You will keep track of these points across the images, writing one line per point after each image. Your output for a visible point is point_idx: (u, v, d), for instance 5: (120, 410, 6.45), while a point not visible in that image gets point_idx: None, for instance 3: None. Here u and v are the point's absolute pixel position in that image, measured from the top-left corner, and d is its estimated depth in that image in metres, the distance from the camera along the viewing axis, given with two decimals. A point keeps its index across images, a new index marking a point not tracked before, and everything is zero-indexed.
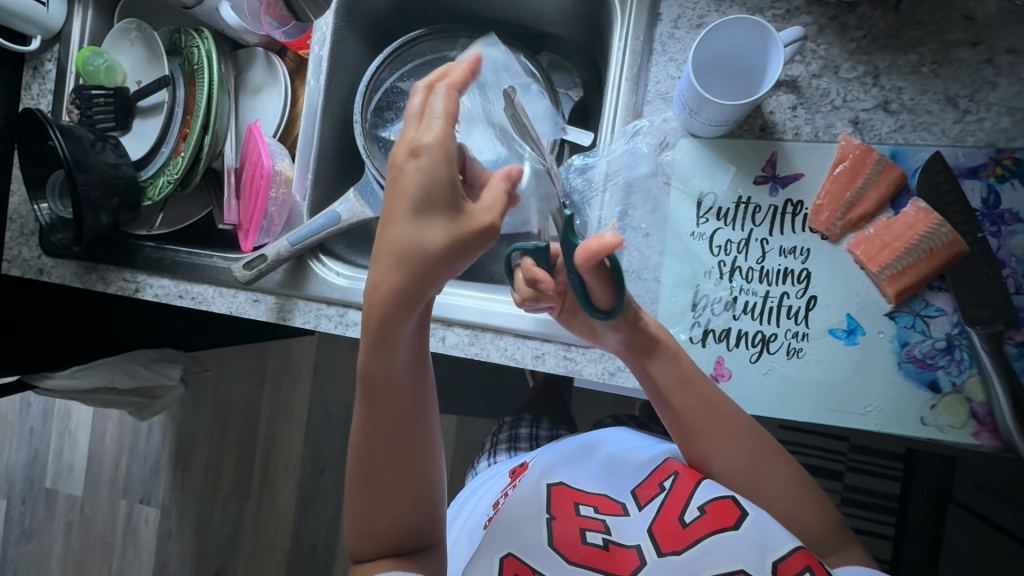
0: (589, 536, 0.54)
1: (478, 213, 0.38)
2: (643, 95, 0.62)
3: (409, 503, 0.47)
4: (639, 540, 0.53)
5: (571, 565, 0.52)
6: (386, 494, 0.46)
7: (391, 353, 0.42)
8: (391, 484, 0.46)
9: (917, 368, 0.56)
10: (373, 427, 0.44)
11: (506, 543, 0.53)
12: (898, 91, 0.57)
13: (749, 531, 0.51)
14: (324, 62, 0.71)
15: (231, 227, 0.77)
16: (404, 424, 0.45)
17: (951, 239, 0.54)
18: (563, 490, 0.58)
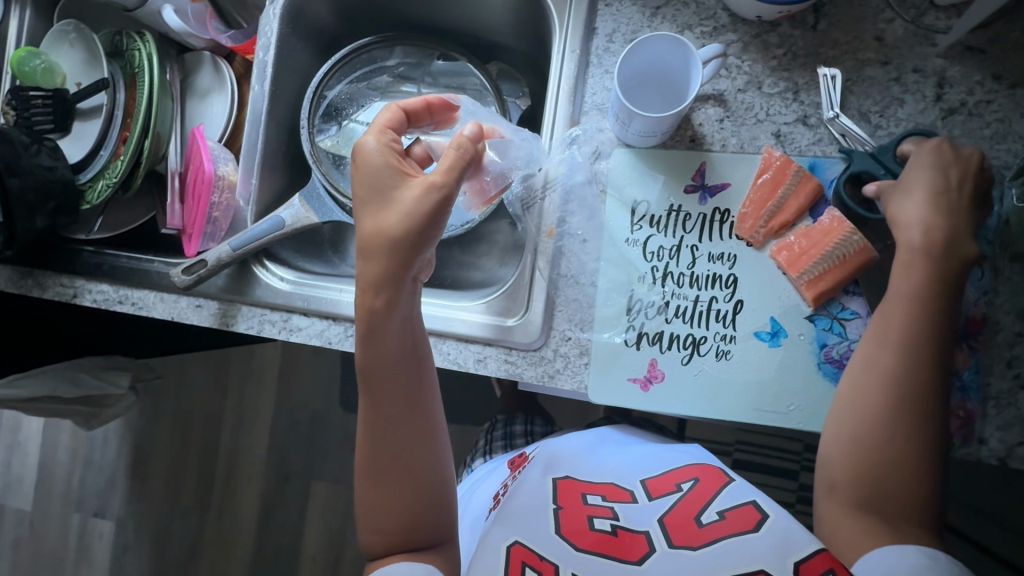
0: (597, 523, 0.56)
1: (416, 186, 0.50)
2: (580, 106, 0.64)
3: (404, 480, 0.54)
4: (649, 527, 0.55)
5: (579, 553, 0.53)
6: (387, 471, 0.54)
7: (383, 341, 0.52)
8: (392, 455, 0.54)
9: (835, 368, 0.59)
10: (378, 406, 0.54)
11: (512, 531, 0.55)
12: (816, 106, 0.60)
13: (770, 533, 0.52)
14: (269, 67, 0.71)
15: (174, 231, 0.76)
16: (400, 401, 0.54)
17: (862, 246, 0.57)
18: (569, 484, 0.61)
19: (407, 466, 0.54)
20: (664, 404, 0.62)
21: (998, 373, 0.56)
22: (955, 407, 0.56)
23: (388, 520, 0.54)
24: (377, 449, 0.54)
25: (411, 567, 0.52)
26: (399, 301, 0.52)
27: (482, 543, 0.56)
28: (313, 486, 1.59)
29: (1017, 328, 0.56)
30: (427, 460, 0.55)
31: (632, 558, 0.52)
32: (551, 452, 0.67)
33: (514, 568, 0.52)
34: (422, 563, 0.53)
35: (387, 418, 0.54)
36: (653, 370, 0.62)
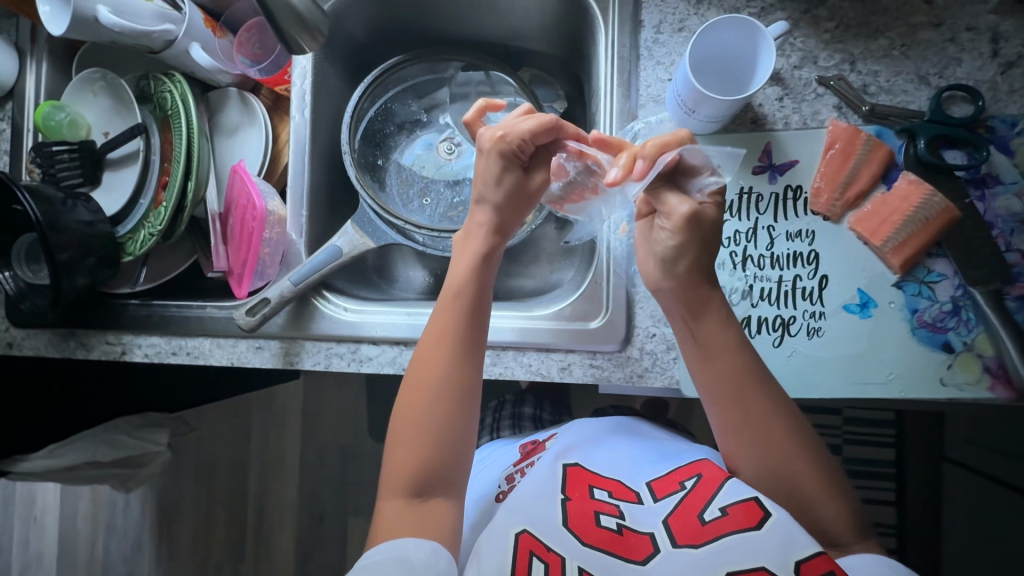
0: (603, 520, 0.54)
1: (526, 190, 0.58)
2: (636, 99, 0.64)
3: (459, 409, 0.55)
4: (654, 528, 0.53)
5: (584, 547, 0.52)
6: (439, 395, 0.55)
7: (469, 265, 0.57)
8: (445, 377, 0.55)
9: (929, 332, 0.58)
10: (438, 326, 0.56)
11: (521, 519, 0.54)
12: (874, 75, 0.60)
13: (773, 532, 0.48)
14: (309, 94, 0.69)
15: (221, 274, 0.73)
16: (459, 325, 0.56)
17: (944, 207, 0.57)
18: (579, 473, 0.59)
19: (460, 393, 0.55)
20: None
21: None
22: None
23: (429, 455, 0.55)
24: (431, 374, 0.55)
25: (416, 545, 0.51)
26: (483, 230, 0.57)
27: (491, 530, 0.55)
28: (351, 523, 1.55)
29: None
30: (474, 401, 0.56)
31: (635, 558, 0.51)
32: (569, 438, 0.65)
33: (521, 557, 0.51)
34: (428, 541, 0.52)
35: (450, 342, 0.55)
36: None
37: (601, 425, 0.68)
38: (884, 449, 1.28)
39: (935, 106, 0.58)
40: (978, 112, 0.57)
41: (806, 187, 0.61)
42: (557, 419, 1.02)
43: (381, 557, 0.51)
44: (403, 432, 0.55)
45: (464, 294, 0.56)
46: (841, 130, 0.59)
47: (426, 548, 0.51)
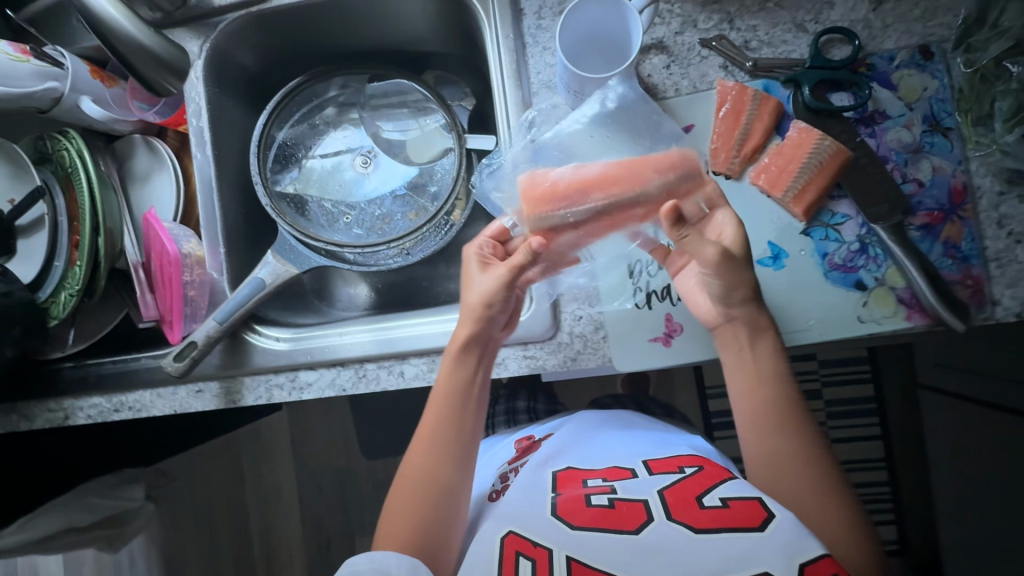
0: (595, 500, 0.58)
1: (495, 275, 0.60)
2: (529, 88, 0.64)
3: (439, 502, 0.60)
4: (647, 497, 0.57)
5: (575, 531, 0.55)
6: (430, 470, 0.61)
7: (451, 378, 0.61)
8: (432, 476, 0.61)
9: (842, 274, 0.59)
10: (426, 433, 0.62)
11: (506, 523, 0.58)
12: (754, 30, 0.61)
13: (776, 533, 0.50)
14: (207, 132, 0.69)
15: (154, 323, 0.73)
16: (441, 431, 0.62)
17: (836, 150, 0.58)
18: (571, 474, 0.64)
19: (447, 484, 0.61)
20: (690, 354, 0.62)
21: (993, 235, 0.57)
22: (963, 278, 0.58)
23: (413, 534, 0.59)
24: (418, 467, 0.62)
25: (399, 561, 0.56)
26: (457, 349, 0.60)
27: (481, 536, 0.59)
28: (360, 543, 1.56)
29: (1000, 186, 0.57)
30: (459, 493, 0.62)
31: (628, 528, 0.54)
32: (560, 447, 0.70)
33: (508, 558, 0.54)
34: (410, 559, 0.57)
35: (436, 445, 0.62)
36: (671, 324, 0.62)
37: (602, 421, 0.76)
38: (861, 386, 1.30)
39: (813, 52, 0.59)
40: (856, 52, 0.58)
41: (705, 149, 0.61)
42: (551, 408, 1.04)
43: (364, 570, 0.55)
44: (401, 485, 0.62)
45: (446, 403, 0.61)
46: (730, 90, 0.60)
47: (407, 563, 0.56)
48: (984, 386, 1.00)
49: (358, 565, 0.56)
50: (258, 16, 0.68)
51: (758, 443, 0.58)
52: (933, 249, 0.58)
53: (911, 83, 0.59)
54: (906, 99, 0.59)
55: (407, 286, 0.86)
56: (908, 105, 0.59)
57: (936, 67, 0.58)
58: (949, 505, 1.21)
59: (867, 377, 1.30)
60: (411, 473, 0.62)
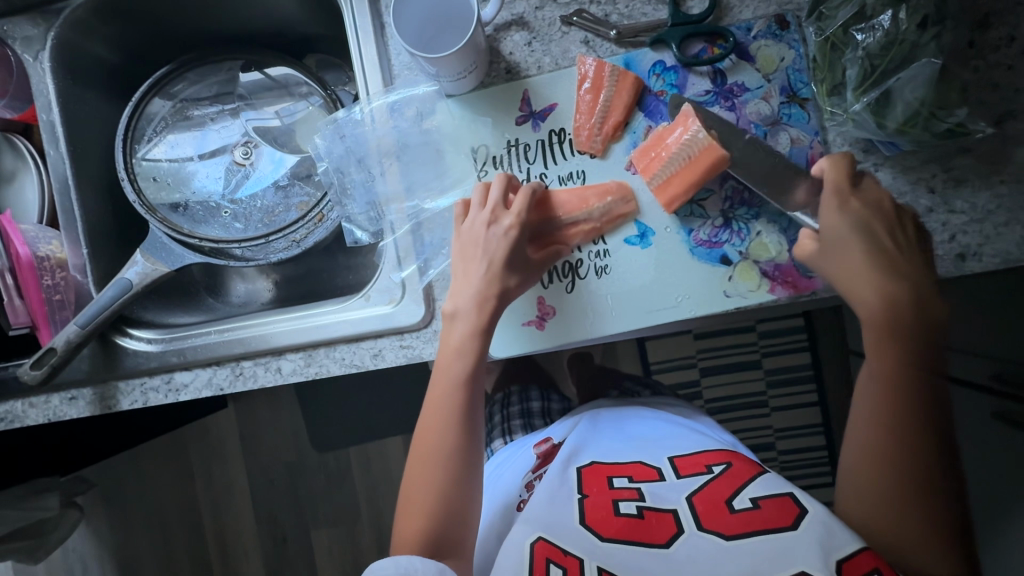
0: (623, 507, 0.57)
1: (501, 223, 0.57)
2: (390, 70, 0.62)
3: (459, 488, 0.56)
4: (676, 505, 0.56)
5: (604, 542, 0.54)
6: (439, 450, 0.56)
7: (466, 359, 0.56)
8: (432, 473, 0.56)
9: (707, 249, 0.59)
10: (436, 412, 0.58)
11: (535, 529, 0.56)
12: (613, 3, 0.59)
13: (809, 531, 0.49)
14: (59, 127, 0.65)
15: (27, 330, 0.69)
16: (446, 422, 0.56)
17: (709, 134, 0.56)
18: (594, 472, 0.63)
19: (462, 475, 0.56)
20: (564, 335, 0.61)
21: None
22: None
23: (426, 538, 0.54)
24: (428, 464, 0.57)
25: (424, 563, 0.51)
26: (460, 322, 0.57)
27: (509, 543, 0.57)
28: (316, 536, 1.43)
29: (856, 155, 0.58)
30: (475, 473, 0.57)
31: (659, 541, 0.54)
32: (577, 444, 0.68)
33: (538, 565, 0.53)
34: (436, 561, 0.52)
35: (446, 421, 0.57)
36: (544, 307, 0.61)
37: (624, 418, 0.74)
38: (799, 354, 1.28)
39: (672, 10, 0.58)
40: (711, 4, 0.57)
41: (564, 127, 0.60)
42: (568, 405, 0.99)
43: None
44: (415, 469, 0.57)
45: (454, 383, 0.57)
46: (596, 64, 0.58)
47: (434, 565, 0.51)
48: None
49: (384, 570, 0.51)
50: (105, 3, 0.65)
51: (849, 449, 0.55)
52: (794, 222, 0.58)
53: (768, 53, 0.58)
54: (765, 71, 0.58)
55: (307, 278, 0.83)
56: (766, 76, 0.58)
57: (791, 37, 0.58)
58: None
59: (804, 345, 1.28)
60: (419, 472, 0.57)
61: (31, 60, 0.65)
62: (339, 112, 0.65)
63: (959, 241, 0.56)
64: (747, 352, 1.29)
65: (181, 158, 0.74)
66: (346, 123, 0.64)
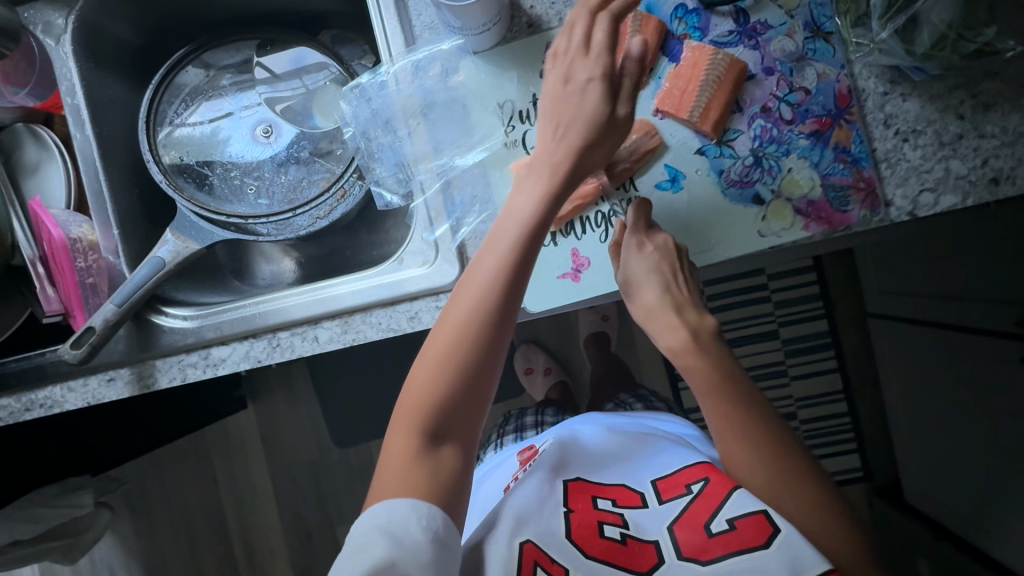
0: (607, 531, 0.55)
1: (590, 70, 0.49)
2: (411, 31, 0.62)
3: (472, 391, 0.51)
4: (658, 535, 0.54)
5: (587, 559, 0.54)
6: (460, 344, 0.50)
7: (519, 228, 0.51)
8: (443, 395, 0.50)
9: (739, 189, 0.59)
10: (468, 297, 0.51)
11: (523, 531, 0.55)
12: None
13: (781, 549, 0.48)
14: (84, 110, 0.66)
15: (59, 317, 0.69)
16: (470, 336, 0.50)
17: (731, 62, 0.58)
18: (580, 486, 0.59)
19: (482, 376, 0.51)
20: (599, 286, 0.61)
21: (880, 135, 0.58)
22: (856, 181, 0.58)
23: (421, 474, 0.48)
24: (430, 387, 0.50)
25: (442, 520, 0.48)
26: (515, 226, 0.51)
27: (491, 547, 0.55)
28: (342, 531, 1.42)
29: (882, 86, 0.58)
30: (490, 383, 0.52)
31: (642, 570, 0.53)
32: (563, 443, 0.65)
33: (526, 568, 0.53)
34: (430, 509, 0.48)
35: (479, 312, 0.50)
36: (578, 259, 0.61)
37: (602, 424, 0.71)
38: (816, 322, 1.27)
39: None
40: None
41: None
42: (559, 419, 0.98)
43: (415, 533, 0.46)
44: (427, 355, 0.51)
45: (500, 266, 0.50)
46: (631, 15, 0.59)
47: (449, 521, 0.48)
48: (920, 301, 1.01)
49: (406, 521, 0.46)
50: None
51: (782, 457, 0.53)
52: (825, 157, 0.58)
53: None
54: (787, 8, 0.59)
55: (330, 257, 0.83)
56: (788, 13, 0.59)
57: None
58: (904, 428, 1.20)
59: (820, 312, 1.27)
60: (421, 388, 0.50)
61: (53, 44, 0.65)
62: (363, 78, 0.65)
63: (992, 166, 0.56)
64: (764, 322, 1.28)
65: (208, 137, 0.74)
66: (371, 86, 0.65)
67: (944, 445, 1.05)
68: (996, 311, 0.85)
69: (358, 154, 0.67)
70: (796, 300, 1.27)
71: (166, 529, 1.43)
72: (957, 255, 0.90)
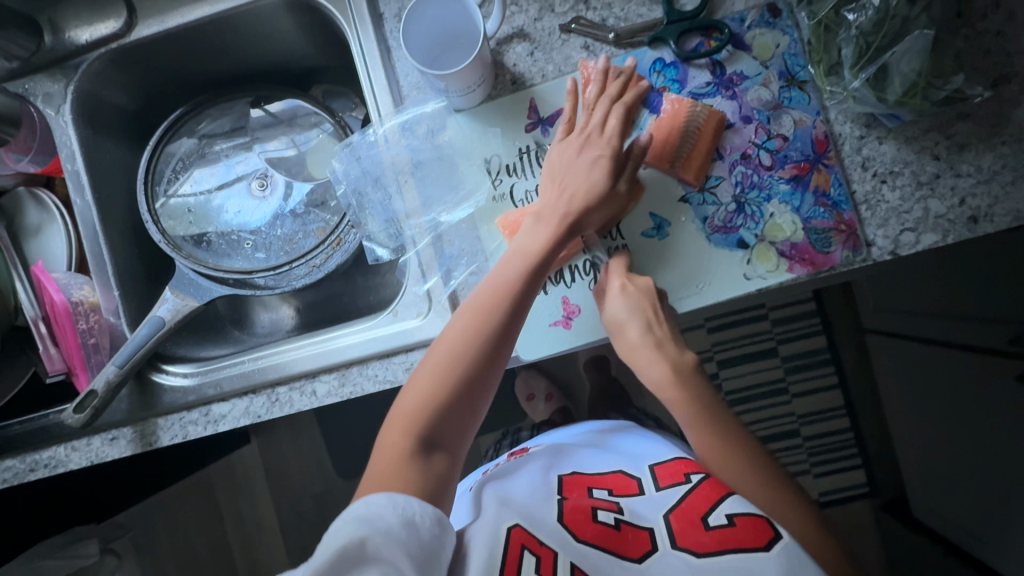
0: (601, 515, 0.55)
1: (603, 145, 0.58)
2: (400, 92, 0.64)
3: (465, 410, 0.54)
4: (653, 523, 0.53)
5: (579, 543, 0.52)
6: (456, 361, 0.54)
7: (525, 259, 0.56)
8: (432, 411, 0.53)
9: (723, 235, 0.60)
10: (470, 319, 0.55)
11: (511, 514, 0.54)
12: (609, 8, 0.62)
13: (783, 555, 0.48)
14: (84, 176, 0.68)
15: (62, 377, 0.70)
16: (461, 365, 0.54)
17: (710, 113, 0.60)
18: (575, 479, 0.60)
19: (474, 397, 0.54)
20: (592, 332, 0.62)
21: (858, 178, 0.59)
22: (837, 224, 0.59)
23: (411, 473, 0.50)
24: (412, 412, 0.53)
25: (424, 508, 0.47)
26: (525, 258, 0.56)
27: (476, 529, 0.54)
28: None
29: (858, 130, 0.59)
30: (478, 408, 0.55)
31: (632, 556, 0.52)
32: (557, 448, 0.67)
33: (512, 551, 0.50)
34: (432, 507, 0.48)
35: (478, 334, 0.54)
36: (569, 306, 0.62)
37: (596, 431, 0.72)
38: (814, 339, 1.27)
39: (668, 8, 0.61)
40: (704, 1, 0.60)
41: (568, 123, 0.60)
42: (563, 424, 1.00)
43: (391, 518, 0.45)
44: (423, 374, 0.54)
45: (502, 292, 0.55)
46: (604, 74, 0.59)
47: (430, 510, 0.47)
48: (913, 320, 1.02)
49: (382, 508, 0.46)
50: (120, 53, 0.68)
51: (775, 503, 0.53)
52: (805, 201, 0.59)
53: (764, 41, 0.61)
54: (761, 58, 0.61)
55: (328, 303, 0.83)
56: (763, 63, 0.61)
57: (785, 24, 0.61)
58: (902, 443, 1.19)
59: (817, 330, 1.27)
60: (416, 402, 0.53)
61: (53, 114, 0.68)
62: (353, 136, 0.68)
63: (969, 205, 0.57)
64: (762, 341, 1.28)
65: (205, 194, 0.76)
66: (361, 145, 0.67)
67: (948, 462, 1.04)
68: (992, 326, 0.84)
69: (348, 209, 0.69)
70: (793, 318, 1.27)
71: None
72: (943, 279, 0.91)
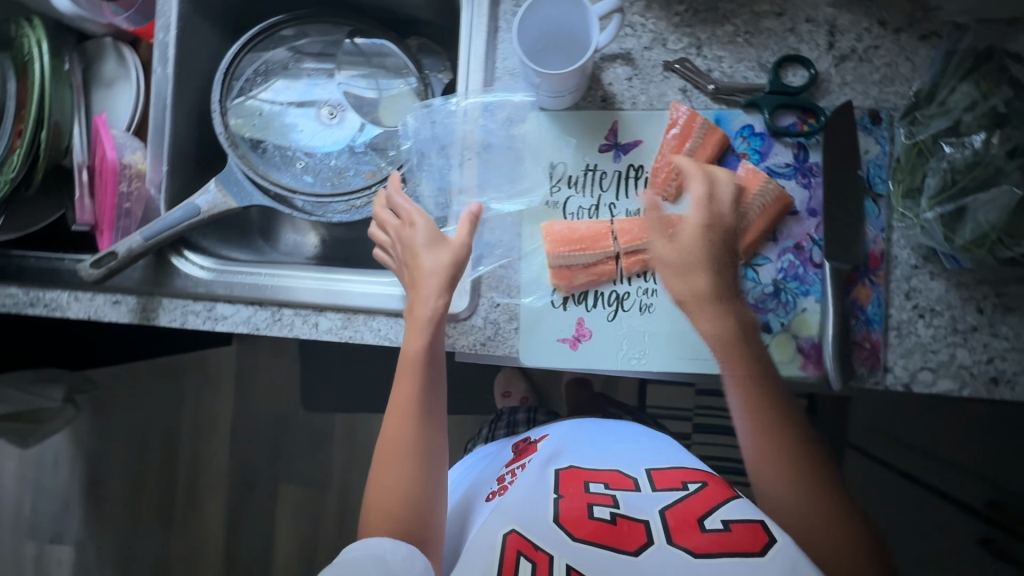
0: (596, 511, 0.55)
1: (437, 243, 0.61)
2: (493, 72, 0.65)
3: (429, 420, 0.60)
4: (649, 516, 0.54)
5: (575, 542, 0.52)
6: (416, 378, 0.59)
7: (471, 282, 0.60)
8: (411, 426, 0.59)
9: (751, 312, 0.61)
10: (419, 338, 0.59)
11: (509, 521, 0.55)
12: (719, 60, 0.62)
13: (777, 559, 0.49)
14: (172, 49, 0.69)
15: (87, 228, 0.72)
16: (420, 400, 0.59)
17: (779, 194, 0.60)
18: (572, 474, 0.61)
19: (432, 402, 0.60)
20: (594, 361, 0.63)
21: (897, 305, 0.59)
22: (861, 340, 0.59)
23: None
24: (393, 490, 0.57)
25: (395, 547, 0.53)
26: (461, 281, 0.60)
27: (478, 535, 0.55)
28: (281, 491, 1.43)
29: (914, 260, 0.59)
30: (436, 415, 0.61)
31: (627, 549, 0.52)
32: (557, 443, 0.66)
33: (509, 557, 0.52)
34: (405, 544, 0.55)
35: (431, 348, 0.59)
36: (582, 329, 0.63)
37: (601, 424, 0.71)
38: None
39: (773, 78, 0.61)
40: (810, 82, 0.60)
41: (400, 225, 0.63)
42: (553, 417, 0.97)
43: (358, 556, 0.53)
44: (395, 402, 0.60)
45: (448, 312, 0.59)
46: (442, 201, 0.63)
47: (399, 548, 0.54)
48: None
49: (353, 550, 0.54)
50: None
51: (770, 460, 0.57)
52: None
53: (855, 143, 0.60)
54: None
55: (354, 243, 0.84)
56: None
57: (881, 134, 0.60)
58: None
59: None
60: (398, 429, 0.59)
61: None
62: (435, 99, 0.69)
63: (996, 366, 0.57)
64: None
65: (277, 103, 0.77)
66: (439, 110, 0.68)
67: None
68: None
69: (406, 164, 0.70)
70: None
71: (117, 438, 1.44)
72: None
